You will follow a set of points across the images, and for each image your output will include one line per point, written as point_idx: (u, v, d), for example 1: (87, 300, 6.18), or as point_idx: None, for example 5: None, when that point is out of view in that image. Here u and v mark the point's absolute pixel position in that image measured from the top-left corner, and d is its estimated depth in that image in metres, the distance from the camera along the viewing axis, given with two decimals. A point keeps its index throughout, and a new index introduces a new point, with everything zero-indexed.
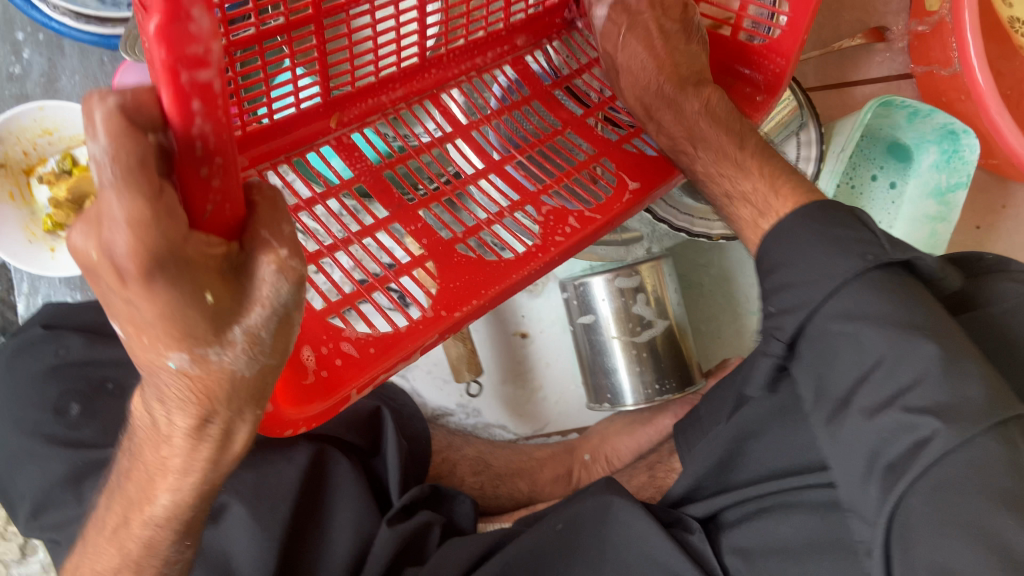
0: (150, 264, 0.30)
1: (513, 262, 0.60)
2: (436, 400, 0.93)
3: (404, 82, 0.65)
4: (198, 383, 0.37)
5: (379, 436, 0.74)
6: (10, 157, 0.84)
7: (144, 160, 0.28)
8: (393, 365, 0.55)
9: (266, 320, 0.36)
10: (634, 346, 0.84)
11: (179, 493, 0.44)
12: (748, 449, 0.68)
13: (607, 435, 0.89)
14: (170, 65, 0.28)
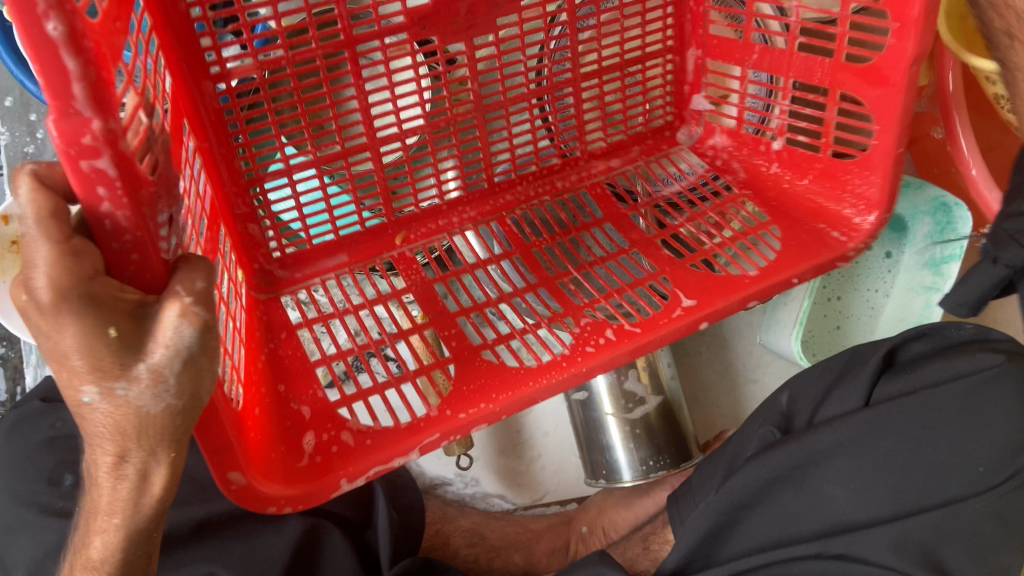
0: (56, 289, 0.33)
1: (535, 370, 0.60)
2: (433, 469, 0.93)
3: (476, 204, 0.75)
4: (111, 417, 0.37)
5: (372, 509, 0.74)
6: (23, 234, 0.87)
7: (58, 210, 0.34)
8: (392, 457, 0.56)
9: (172, 361, 0.37)
10: (627, 423, 0.85)
11: (107, 536, 0.43)
12: (741, 520, 0.68)
13: (604, 507, 0.89)
14: (67, 153, 0.34)
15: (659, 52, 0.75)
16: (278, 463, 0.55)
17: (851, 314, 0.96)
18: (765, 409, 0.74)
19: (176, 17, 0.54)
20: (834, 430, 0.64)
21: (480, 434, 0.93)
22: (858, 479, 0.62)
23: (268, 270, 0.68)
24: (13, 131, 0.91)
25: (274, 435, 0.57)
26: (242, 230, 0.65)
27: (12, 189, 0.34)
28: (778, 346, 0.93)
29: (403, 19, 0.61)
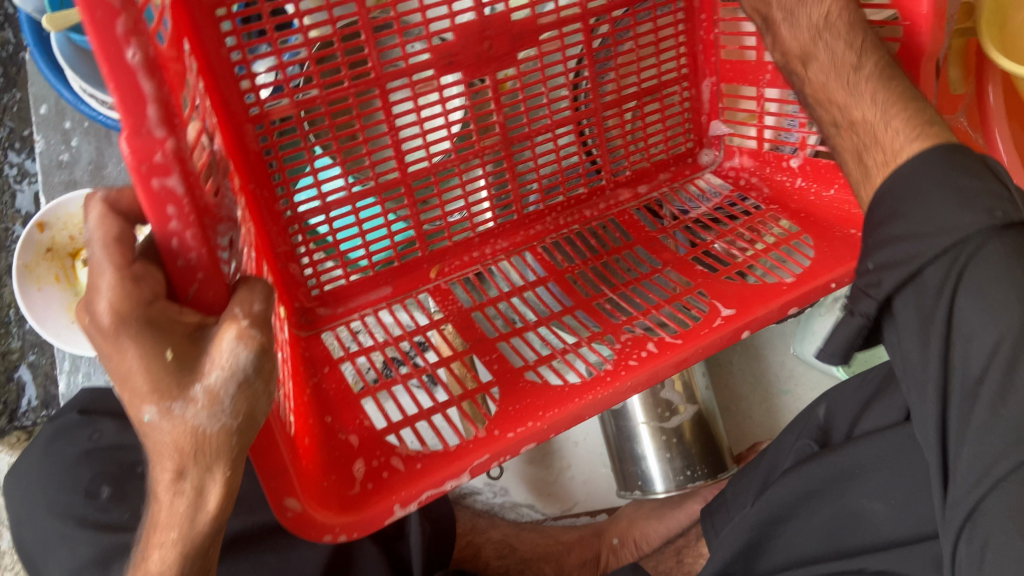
0: (114, 311, 0.35)
1: (581, 388, 0.59)
2: (463, 478, 0.93)
3: (507, 235, 0.74)
4: (170, 436, 0.37)
5: (405, 519, 0.74)
6: (57, 242, 0.87)
7: (119, 239, 0.37)
8: (444, 478, 0.54)
9: (227, 381, 0.38)
10: (663, 432, 0.84)
11: (165, 563, 0.41)
12: (776, 534, 0.68)
13: (635, 518, 0.88)
14: (136, 169, 0.34)
15: (676, 79, 0.74)
16: (331, 490, 0.54)
17: None
18: (801, 421, 0.74)
19: (217, 61, 0.54)
20: (871, 444, 0.62)
21: None
22: (896, 494, 0.61)
23: (307, 308, 0.68)
24: (47, 139, 0.91)
25: (324, 463, 0.56)
26: (284, 269, 0.65)
27: (85, 219, 0.38)
28: (815, 356, 0.91)
29: (430, 56, 0.61)
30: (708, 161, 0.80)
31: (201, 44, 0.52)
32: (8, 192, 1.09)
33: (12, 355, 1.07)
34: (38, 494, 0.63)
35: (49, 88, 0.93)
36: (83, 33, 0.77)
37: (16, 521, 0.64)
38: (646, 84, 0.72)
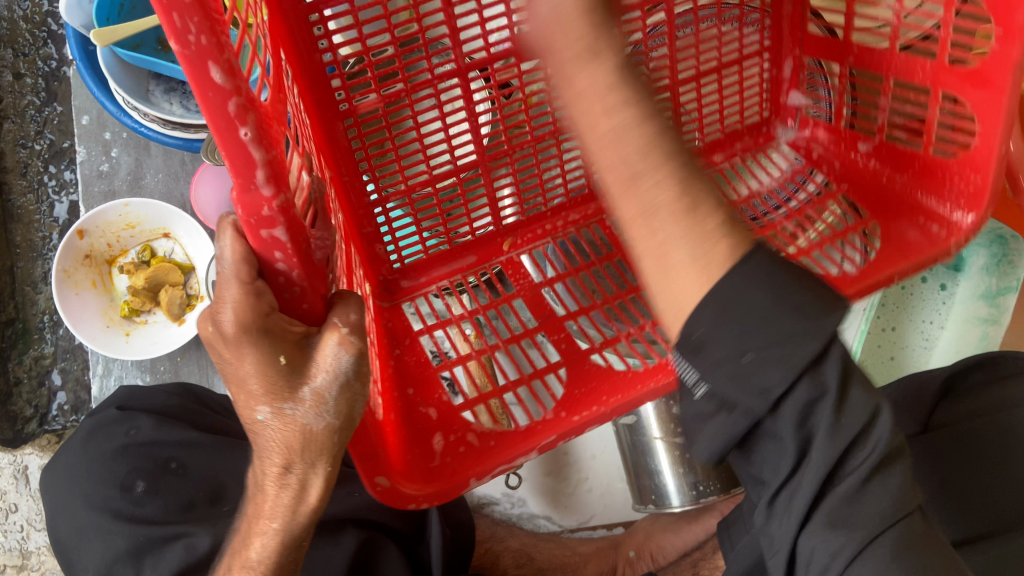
0: (240, 324, 0.40)
1: (642, 374, 0.63)
2: (481, 488, 0.94)
3: (577, 209, 0.78)
4: (281, 434, 0.44)
5: (424, 521, 0.75)
6: (95, 249, 0.90)
7: (246, 255, 0.40)
8: (513, 455, 0.60)
9: (332, 384, 0.44)
10: (676, 448, 0.84)
11: (268, 536, 0.51)
12: None
13: (652, 532, 0.89)
14: (248, 223, 0.38)
15: (756, 52, 0.76)
16: (414, 465, 0.60)
17: (907, 344, 0.94)
18: None
19: (309, 59, 0.57)
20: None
21: (529, 455, 0.94)
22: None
23: (390, 280, 0.72)
24: (89, 150, 0.95)
25: (406, 439, 0.63)
26: (369, 248, 0.70)
27: (215, 235, 0.40)
28: None
29: (510, 43, 0.63)
30: (784, 132, 0.82)
31: (295, 49, 0.56)
32: (48, 203, 1.13)
33: (45, 360, 1.10)
34: (76, 487, 0.65)
35: (92, 101, 0.97)
36: (128, 47, 0.81)
37: (52, 514, 0.67)
38: (725, 58, 0.75)
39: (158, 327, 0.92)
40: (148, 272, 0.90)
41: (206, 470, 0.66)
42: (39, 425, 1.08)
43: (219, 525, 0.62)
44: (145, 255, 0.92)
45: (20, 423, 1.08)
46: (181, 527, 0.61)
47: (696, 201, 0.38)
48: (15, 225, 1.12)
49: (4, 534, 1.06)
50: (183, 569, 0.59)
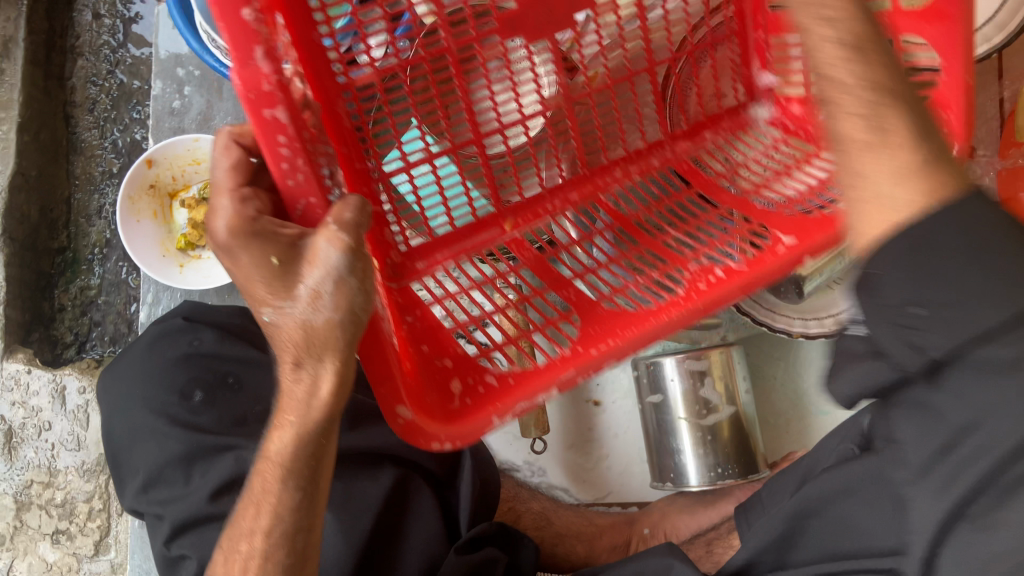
0: (235, 220, 0.47)
1: (658, 310, 0.64)
2: (504, 453, 0.98)
3: (574, 186, 0.74)
4: (287, 330, 0.47)
5: (457, 467, 0.77)
6: (160, 180, 0.94)
7: (239, 166, 0.50)
8: (535, 392, 0.61)
9: (327, 282, 0.46)
10: (699, 429, 0.86)
11: (283, 440, 0.51)
12: (807, 528, 0.71)
13: (667, 512, 0.90)
14: (248, 99, 0.45)
15: (725, 37, 0.74)
16: (435, 404, 0.61)
17: None
18: (846, 424, 0.76)
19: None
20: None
21: (555, 426, 0.99)
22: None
23: (396, 263, 0.68)
24: (163, 86, 0.98)
25: (423, 383, 0.62)
26: (380, 234, 0.66)
27: (213, 155, 0.51)
28: None
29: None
30: (760, 115, 0.77)
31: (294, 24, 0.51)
32: (111, 139, 1.16)
33: (91, 291, 1.14)
34: (134, 391, 0.68)
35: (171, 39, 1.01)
36: None
37: (107, 415, 0.70)
38: (694, 17, 0.72)
39: (211, 263, 0.94)
40: None
41: (261, 387, 0.69)
42: (77, 353, 1.13)
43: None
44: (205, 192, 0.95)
45: (59, 347, 1.13)
46: (232, 439, 0.65)
47: (880, 116, 0.39)
48: (76, 157, 1.16)
49: (35, 451, 1.06)
50: (230, 478, 0.63)
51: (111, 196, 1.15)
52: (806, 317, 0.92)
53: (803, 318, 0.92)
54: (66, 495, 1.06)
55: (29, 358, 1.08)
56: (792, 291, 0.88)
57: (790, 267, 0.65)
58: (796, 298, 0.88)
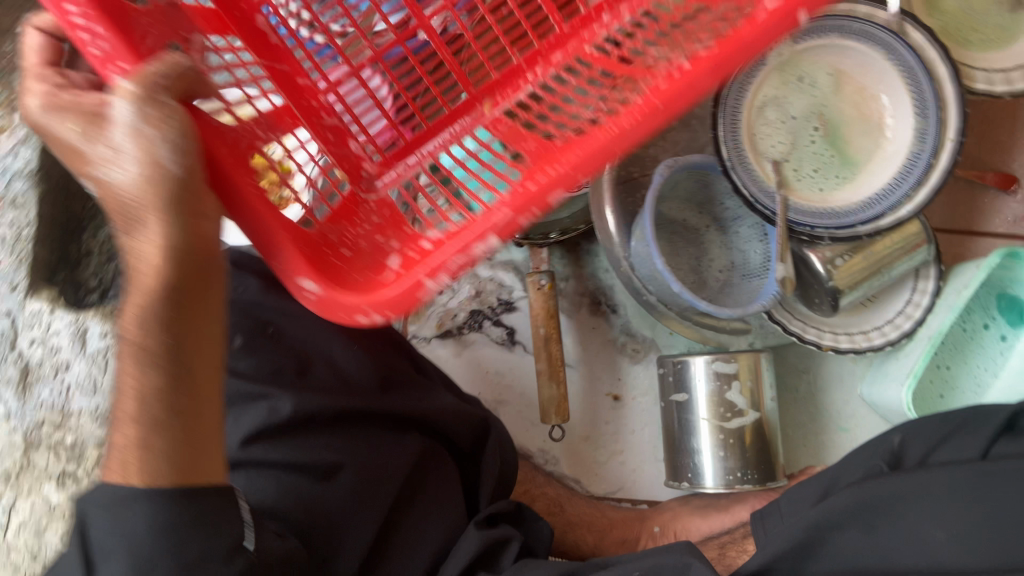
0: (39, 100, 0.46)
1: (623, 119, 0.50)
2: (521, 438, 0.97)
3: (556, 48, 0.70)
4: (106, 196, 0.45)
5: (481, 445, 0.77)
6: None
7: (52, 47, 0.50)
8: (467, 245, 0.50)
9: (114, 129, 0.44)
10: (722, 432, 0.86)
11: (130, 320, 0.47)
12: (829, 539, 0.70)
13: (680, 513, 0.90)
14: None
15: None
16: (361, 285, 0.55)
17: (958, 385, 0.95)
18: (873, 443, 0.78)
19: None
20: (937, 474, 0.68)
21: (574, 415, 0.98)
22: (957, 525, 0.65)
23: (370, 175, 0.72)
24: None
25: (359, 267, 0.59)
26: (342, 147, 0.70)
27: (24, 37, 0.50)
28: (883, 400, 0.94)
29: None
30: None
31: None
32: None
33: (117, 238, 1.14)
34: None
35: None
36: None
37: None
38: None
39: None
40: None
41: (298, 340, 0.70)
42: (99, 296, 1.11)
43: (302, 394, 0.65)
44: None
45: (83, 292, 1.12)
46: (267, 389, 0.64)
47: None
48: None
49: (48, 390, 1.07)
50: (262, 427, 0.62)
51: None
52: (839, 330, 0.92)
53: (836, 332, 0.92)
54: (76, 438, 1.04)
55: (52, 298, 1.09)
56: (827, 303, 0.89)
57: (777, 29, 0.45)
58: (830, 310, 0.89)
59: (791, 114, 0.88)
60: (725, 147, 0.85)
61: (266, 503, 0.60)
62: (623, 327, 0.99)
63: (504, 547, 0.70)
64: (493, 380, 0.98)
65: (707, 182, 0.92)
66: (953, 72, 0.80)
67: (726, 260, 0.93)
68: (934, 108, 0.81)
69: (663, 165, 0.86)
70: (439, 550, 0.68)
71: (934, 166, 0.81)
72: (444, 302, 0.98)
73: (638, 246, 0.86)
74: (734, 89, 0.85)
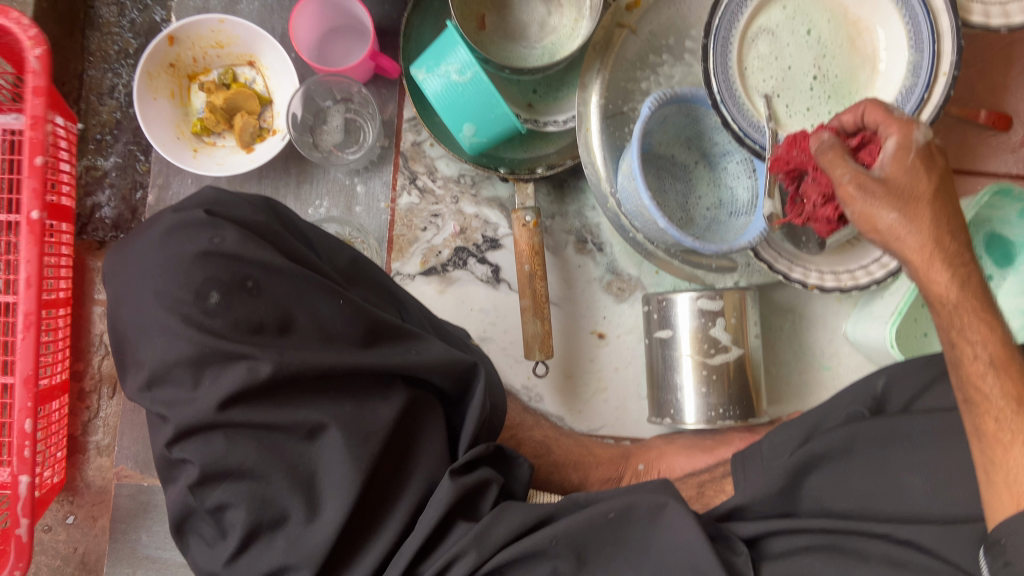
0: None
1: None
2: (506, 375, 0.97)
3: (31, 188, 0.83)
4: None
5: (467, 388, 0.78)
6: (181, 60, 0.91)
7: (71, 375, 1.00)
8: None
9: None
10: (704, 367, 0.85)
11: None
12: (806, 483, 0.70)
13: (665, 452, 0.92)
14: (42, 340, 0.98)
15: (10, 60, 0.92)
16: None
17: (941, 325, 0.95)
18: (855, 386, 0.77)
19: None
20: (927, 420, 0.67)
21: (558, 351, 0.98)
22: (940, 473, 0.65)
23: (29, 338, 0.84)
24: None
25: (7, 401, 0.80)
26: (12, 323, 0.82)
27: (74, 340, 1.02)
28: (868, 339, 0.94)
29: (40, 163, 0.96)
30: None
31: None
32: (128, 19, 1.13)
33: (96, 172, 1.11)
34: (146, 280, 0.67)
35: None
36: None
37: (114, 304, 0.69)
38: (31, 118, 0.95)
39: (226, 151, 0.93)
40: (228, 93, 0.90)
41: (280, 297, 0.69)
42: (78, 232, 1.10)
43: (283, 353, 0.65)
44: (226, 77, 0.92)
45: None
46: (246, 349, 0.64)
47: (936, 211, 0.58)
48: (92, 33, 1.13)
49: None
50: (240, 388, 0.62)
51: (126, 76, 1.13)
52: (824, 270, 0.91)
53: (821, 270, 0.91)
54: None
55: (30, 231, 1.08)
56: (814, 241, 0.89)
57: None
58: (817, 250, 0.90)
59: (789, 50, 0.85)
60: (716, 78, 0.83)
61: (246, 465, 0.63)
62: (609, 266, 0.98)
63: (482, 490, 0.70)
64: (476, 317, 0.97)
65: (698, 117, 0.91)
66: (950, 5, 0.79)
67: (714, 198, 0.92)
68: (929, 41, 0.80)
69: (652, 98, 0.84)
70: (418, 499, 0.69)
71: (926, 103, 0.81)
72: (428, 238, 0.97)
73: (625, 180, 0.85)
74: (725, 19, 0.83)
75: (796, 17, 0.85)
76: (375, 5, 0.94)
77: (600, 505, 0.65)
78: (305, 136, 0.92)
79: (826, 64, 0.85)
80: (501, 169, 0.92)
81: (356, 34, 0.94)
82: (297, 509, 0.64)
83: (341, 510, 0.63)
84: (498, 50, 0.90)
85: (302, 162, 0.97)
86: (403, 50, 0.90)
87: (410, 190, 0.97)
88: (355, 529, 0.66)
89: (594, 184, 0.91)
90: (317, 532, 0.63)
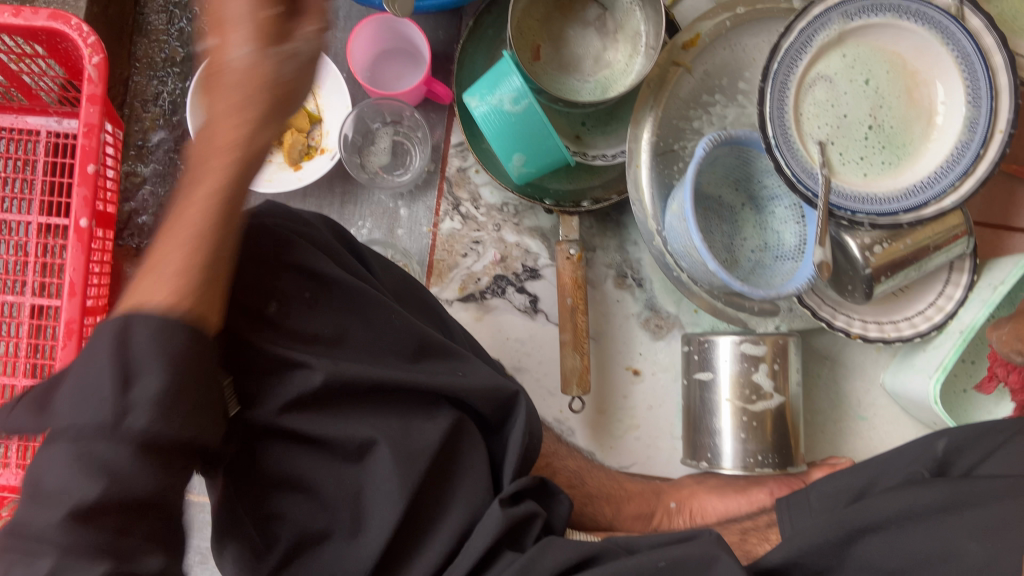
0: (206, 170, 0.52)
1: None
2: (540, 407, 0.96)
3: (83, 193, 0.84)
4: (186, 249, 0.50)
5: (508, 416, 0.77)
6: None
7: None
8: None
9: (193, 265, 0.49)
10: (745, 413, 0.84)
11: None
12: (859, 543, 0.68)
13: (697, 491, 0.92)
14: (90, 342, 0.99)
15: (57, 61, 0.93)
16: None
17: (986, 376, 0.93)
18: (915, 445, 0.79)
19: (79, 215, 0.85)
20: (989, 483, 0.67)
21: (593, 387, 0.97)
22: (996, 538, 0.63)
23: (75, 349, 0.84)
24: None
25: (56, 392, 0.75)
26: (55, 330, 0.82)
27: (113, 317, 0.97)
28: (907, 392, 0.93)
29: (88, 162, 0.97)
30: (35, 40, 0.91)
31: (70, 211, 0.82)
32: (177, 28, 1.14)
33: (136, 178, 1.11)
34: None
35: None
36: None
37: None
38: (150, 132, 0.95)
39: (273, 168, 0.92)
40: None
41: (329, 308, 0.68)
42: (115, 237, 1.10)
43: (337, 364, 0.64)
44: None
45: None
46: (302, 358, 0.63)
47: None
48: (140, 39, 1.14)
49: None
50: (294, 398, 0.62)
51: (171, 84, 1.13)
52: (868, 319, 0.91)
53: (865, 320, 0.91)
54: None
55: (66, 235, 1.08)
56: (860, 291, 0.87)
57: None
58: (862, 299, 0.88)
59: (846, 98, 0.85)
60: (771, 122, 0.83)
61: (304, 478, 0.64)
62: (648, 302, 0.97)
63: (528, 523, 0.69)
64: (512, 346, 0.96)
65: (747, 160, 0.90)
66: (1008, 62, 0.80)
67: (760, 241, 0.92)
68: (988, 96, 0.80)
69: (707, 139, 0.84)
70: (458, 532, 0.67)
71: (981, 157, 0.80)
72: (468, 265, 0.96)
73: (675, 219, 0.84)
74: (783, 64, 0.83)
75: (855, 66, 0.84)
76: (429, 30, 0.94)
77: (648, 554, 0.64)
78: (353, 157, 0.93)
79: (883, 114, 0.85)
80: (548, 200, 0.91)
81: (408, 58, 0.94)
82: (339, 526, 0.65)
83: (386, 529, 0.64)
84: (551, 81, 0.90)
85: (347, 182, 0.97)
86: (457, 77, 0.90)
87: (453, 216, 0.97)
88: (393, 552, 0.66)
89: (640, 222, 0.90)
90: (363, 547, 0.64)
